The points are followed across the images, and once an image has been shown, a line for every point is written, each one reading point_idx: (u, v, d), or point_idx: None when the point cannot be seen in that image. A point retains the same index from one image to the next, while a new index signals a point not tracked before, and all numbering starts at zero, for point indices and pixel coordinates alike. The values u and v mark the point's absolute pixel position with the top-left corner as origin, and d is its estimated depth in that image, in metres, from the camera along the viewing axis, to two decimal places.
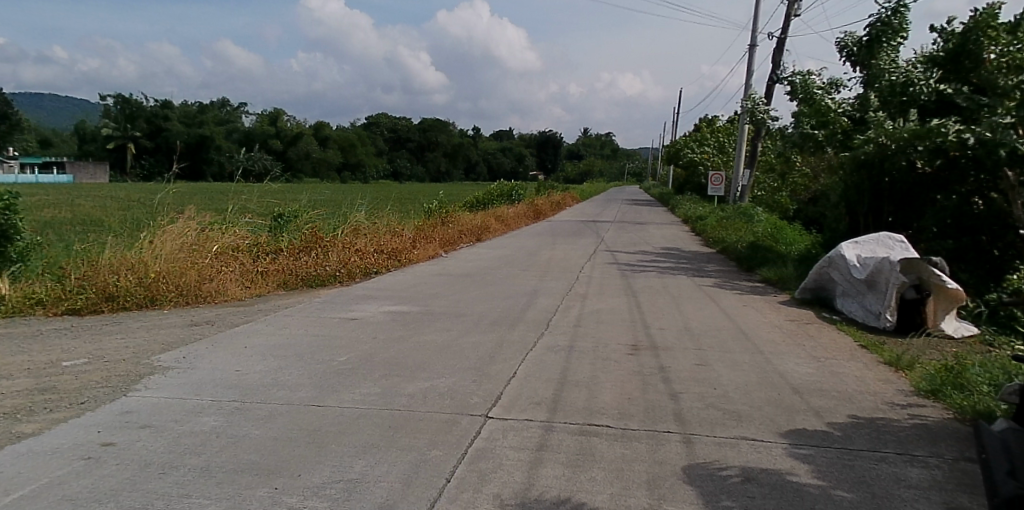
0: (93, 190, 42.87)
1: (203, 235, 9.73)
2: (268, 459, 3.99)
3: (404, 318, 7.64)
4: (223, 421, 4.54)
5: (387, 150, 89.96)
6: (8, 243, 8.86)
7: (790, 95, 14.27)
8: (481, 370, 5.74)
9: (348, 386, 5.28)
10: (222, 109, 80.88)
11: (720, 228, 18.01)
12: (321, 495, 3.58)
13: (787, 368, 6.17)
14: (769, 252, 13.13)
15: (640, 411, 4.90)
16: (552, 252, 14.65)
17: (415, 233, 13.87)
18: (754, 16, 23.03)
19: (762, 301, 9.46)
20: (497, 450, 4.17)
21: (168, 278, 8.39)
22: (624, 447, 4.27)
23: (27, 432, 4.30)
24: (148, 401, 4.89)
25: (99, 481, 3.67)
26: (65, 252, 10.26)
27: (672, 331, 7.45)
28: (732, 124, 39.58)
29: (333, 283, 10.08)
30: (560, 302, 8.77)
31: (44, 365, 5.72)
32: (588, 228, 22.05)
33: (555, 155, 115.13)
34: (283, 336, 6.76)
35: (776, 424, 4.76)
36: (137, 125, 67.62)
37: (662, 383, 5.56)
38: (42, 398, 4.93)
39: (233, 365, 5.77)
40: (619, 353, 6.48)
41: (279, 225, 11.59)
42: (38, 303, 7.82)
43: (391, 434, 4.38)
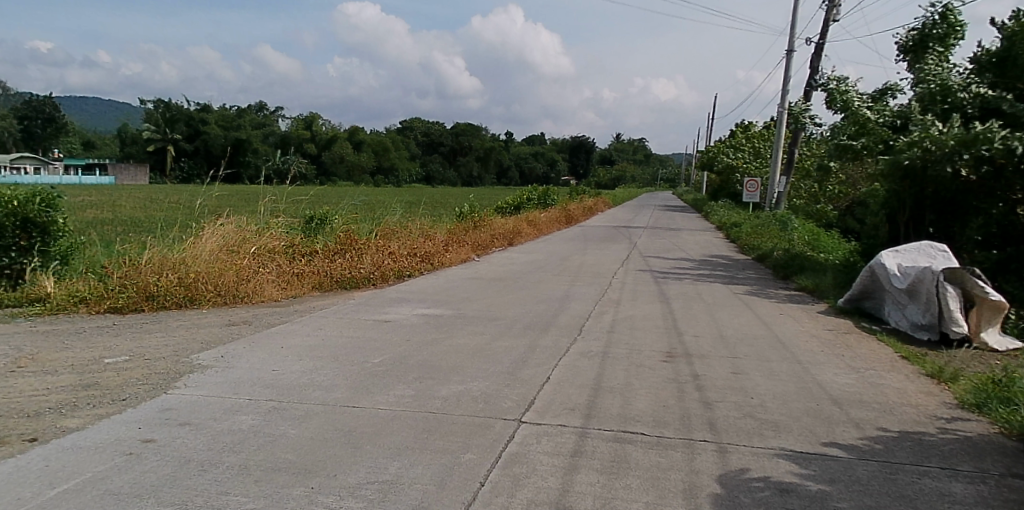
0: (134, 192, 43.86)
1: (242, 236, 9.92)
2: (305, 459, 4.03)
3: (437, 321, 7.68)
4: (261, 420, 4.59)
5: (420, 155, 90.65)
6: (51, 242, 9.10)
7: (828, 103, 14.07)
8: (514, 375, 5.73)
9: (383, 388, 5.31)
10: (260, 114, 82.39)
11: (755, 235, 17.79)
12: (357, 495, 3.59)
13: (826, 378, 6.05)
14: (807, 259, 12.92)
15: (675, 419, 4.84)
16: (584, 257, 14.59)
17: (448, 237, 13.93)
18: (792, 22, 22.73)
19: (799, 310, 9.30)
20: (530, 455, 4.15)
21: (207, 279, 8.53)
22: (659, 455, 4.22)
23: (71, 426, 4.40)
24: (188, 399, 4.97)
25: (141, 476, 3.74)
26: (107, 251, 10.52)
27: (706, 338, 7.37)
28: (768, 130, 39.05)
29: (367, 285, 10.15)
30: (593, 308, 8.73)
31: (88, 362, 5.85)
32: (620, 234, 21.93)
33: (587, 161, 114.72)
34: (319, 337, 6.84)
35: (815, 435, 4.66)
36: (178, 128, 69.12)
37: (697, 391, 5.49)
38: (85, 393, 5.03)
39: (270, 365, 5.83)
40: (654, 359, 6.43)
41: (314, 228, 11.74)
42: (81, 301, 8.01)
43: (426, 436, 4.39)
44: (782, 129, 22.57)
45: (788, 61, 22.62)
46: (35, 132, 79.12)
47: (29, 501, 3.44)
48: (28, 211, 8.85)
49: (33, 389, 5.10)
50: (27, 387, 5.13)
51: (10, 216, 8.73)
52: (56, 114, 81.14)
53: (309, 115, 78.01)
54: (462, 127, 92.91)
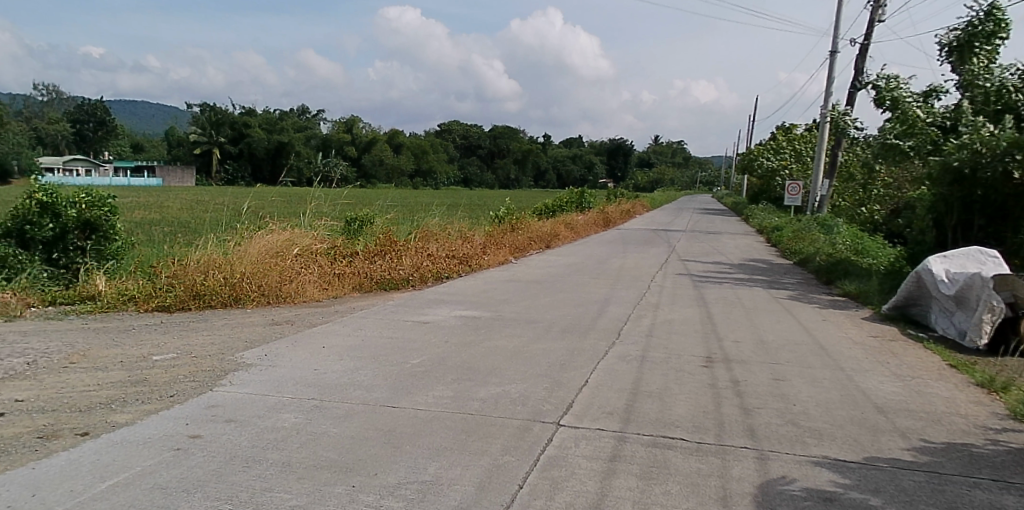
0: (179, 193, 44.93)
1: (285, 237, 10.11)
2: (346, 457, 4.09)
3: (475, 322, 7.73)
4: (303, 418, 4.68)
5: (458, 157, 91.30)
6: (105, 244, 9.42)
7: (877, 103, 13.70)
8: (552, 377, 5.73)
9: (422, 388, 5.37)
10: (302, 116, 83.75)
11: (797, 239, 17.49)
12: (397, 495, 3.64)
13: (870, 386, 5.92)
14: (851, 264, 12.65)
15: (715, 425, 4.79)
16: (623, 261, 14.49)
17: (485, 239, 13.99)
18: (836, 23, 22.30)
19: (843, 316, 9.11)
20: (569, 458, 4.15)
21: (251, 280, 8.71)
22: (699, 462, 4.18)
23: (121, 422, 4.54)
24: (233, 396, 5.09)
25: (188, 472, 3.84)
26: (156, 251, 10.83)
27: (747, 344, 7.27)
28: (811, 132, 38.34)
29: (406, 287, 10.24)
30: (631, 311, 8.68)
31: (137, 359, 6.03)
32: (659, 237, 21.73)
33: (625, 163, 113.96)
34: (359, 337, 6.94)
35: (859, 444, 4.57)
36: (222, 131, 70.64)
37: (737, 397, 5.42)
38: (135, 390, 5.19)
39: (311, 364, 5.94)
40: (693, 364, 6.37)
41: (355, 231, 11.90)
42: (131, 299, 8.25)
43: (464, 438, 4.42)
44: (826, 131, 22.16)
45: (832, 63, 22.19)
46: (87, 135, 82.04)
47: (82, 493, 3.56)
48: (84, 213, 9.20)
49: (86, 384, 5.28)
50: (79, 383, 5.31)
51: (68, 218, 9.09)
52: (107, 117, 83.89)
53: (349, 118, 79.16)
54: (500, 129, 93.89)
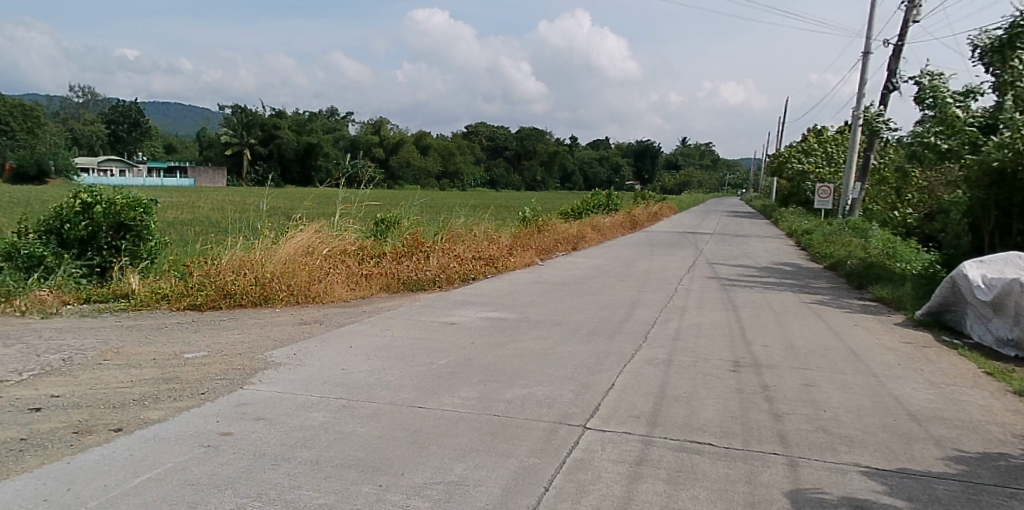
0: (210, 193, 45.69)
1: (314, 238, 10.20)
2: (373, 457, 4.11)
3: (501, 324, 7.73)
4: (332, 417, 4.72)
5: (485, 159, 91.53)
6: (139, 243, 9.60)
7: (917, 99, 13.31)
8: (578, 380, 5.71)
9: (448, 389, 5.39)
10: (330, 118, 84.64)
11: (828, 243, 17.24)
12: (424, 495, 3.65)
13: (903, 393, 5.81)
14: (882, 268, 12.43)
15: (744, 431, 4.73)
16: (650, 263, 14.39)
17: (512, 241, 13.99)
18: (868, 23, 21.96)
19: (874, 322, 8.95)
20: (595, 462, 4.13)
21: (281, 279, 8.81)
22: (727, 467, 4.13)
23: (153, 418, 4.62)
24: (262, 394, 5.15)
25: (219, 468, 3.89)
26: (187, 250, 11.00)
27: (776, 349, 7.17)
28: (842, 134, 37.81)
29: (433, 288, 10.29)
30: (658, 314, 8.62)
31: (169, 357, 6.13)
32: (686, 240, 21.55)
33: (652, 165, 113.34)
34: (386, 337, 6.98)
35: (892, 452, 4.48)
36: (253, 133, 71.62)
37: (766, 402, 5.35)
38: (167, 387, 5.28)
39: (339, 364, 5.98)
40: (721, 368, 6.30)
41: (382, 232, 11.98)
42: (164, 298, 8.39)
43: (491, 439, 4.42)
44: (857, 134, 21.82)
45: (865, 64, 21.86)
46: (121, 136, 83.82)
47: (115, 488, 3.63)
48: (120, 213, 9.42)
49: (119, 381, 5.39)
50: (113, 380, 5.41)
51: (105, 218, 9.31)
52: (141, 118, 85.57)
53: (377, 120, 79.78)
54: (527, 131, 93.99)
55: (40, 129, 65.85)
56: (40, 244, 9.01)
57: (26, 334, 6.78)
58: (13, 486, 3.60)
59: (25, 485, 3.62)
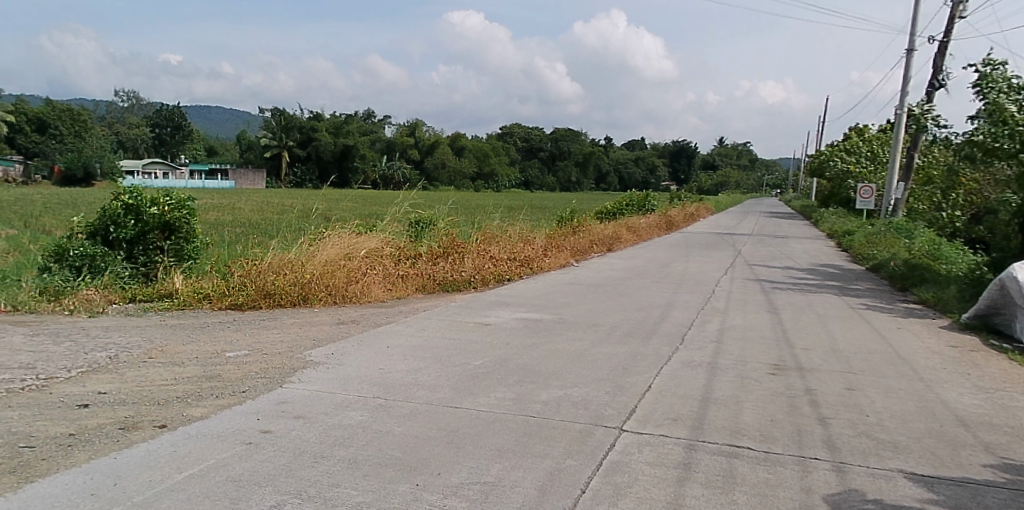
0: (250, 194, 46.56)
1: (352, 239, 10.33)
2: (409, 456, 4.14)
3: (537, 325, 7.73)
4: (369, 417, 4.77)
5: (520, 160, 91.62)
6: (183, 244, 9.81)
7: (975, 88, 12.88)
8: (615, 382, 5.67)
9: (484, 390, 5.40)
10: (366, 120, 85.61)
11: (870, 244, 16.86)
12: (460, 495, 3.67)
13: (951, 398, 5.65)
14: (928, 270, 12.10)
15: (785, 435, 4.65)
16: (686, 264, 14.24)
17: (547, 241, 13.97)
18: (913, 19, 21.44)
19: (919, 325, 8.72)
20: (632, 464, 4.10)
21: (319, 280, 8.94)
22: (767, 471, 4.06)
23: (197, 415, 4.72)
24: (302, 393, 5.23)
25: (260, 466, 3.95)
26: (228, 251, 11.22)
27: (818, 351, 7.04)
28: (886, 133, 36.96)
29: (468, 288, 10.34)
30: (696, 316, 8.52)
31: (211, 355, 6.26)
32: (724, 241, 21.27)
33: (689, 165, 112.07)
34: (423, 337, 7.03)
35: (939, 458, 4.36)
36: (291, 135, 72.74)
37: (809, 406, 5.25)
38: (209, 385, 5.39)
39: (376, 363, 6.05)
40: (760, 371, 6.20)
41: (418, 233, 12.08)
42: (206, 298, 8.57)
43: (526, 440, 4.42)
44: (901, 132, 21.31)
45: (909, 61, 21.34)
46: (165, 139, 85.96)
47: (159, 483, 3.72)
48: (165, 215, 9.68)
49: (164, 378, 5.52)
50: (158, 378, 5.54)
51: (150, 219, 9.57)
52: (183, 122, 87.58)
53: (412, 122, 80.47)
54: (561, 132, 93.86)
55: (87, 133, 67.87)
56: (89, 245, 9.29)
57: (75, 332, 6.98)
58: (63, 479, 3.71)
59: (75, 479, 3.73)
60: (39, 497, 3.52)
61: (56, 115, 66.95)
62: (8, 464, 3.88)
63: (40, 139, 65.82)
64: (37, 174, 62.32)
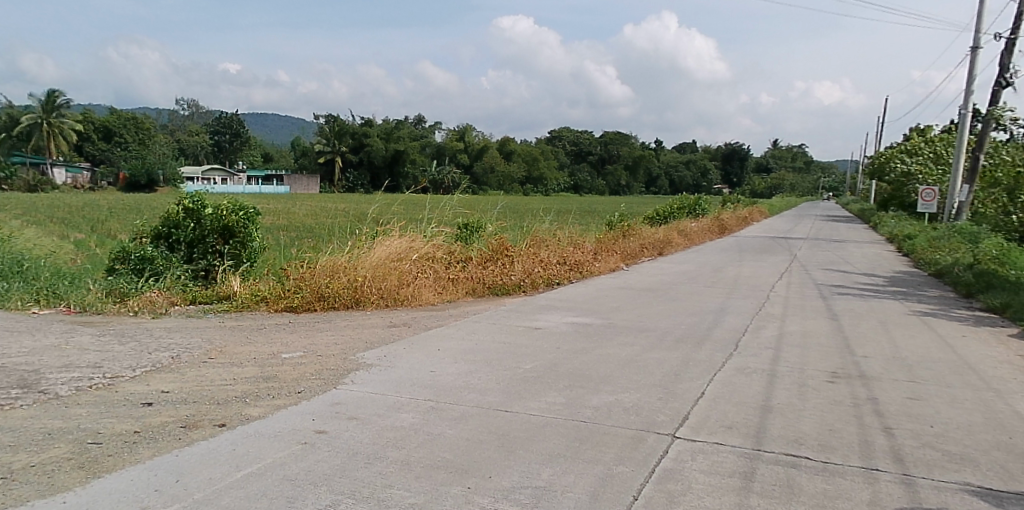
0: (304, 199, 47.73)
1: (403, 243, 10.47)
2: (461, 459, 4.17)
3: (587, 329, 7.70)
4: (421, 419, 4.81)
5: (568, 164, 91.43)
6: (240, 247, 10.10)
7: None
8: (667, 387, 5.60)
9: (535, 394, 5.40)
10: (417, 126, 86.68)
11: (933, 249, 16.25)
12: (510, 498, 3.67)
13: (1021, 409, 5.38)
14: (996, 276, 11.58)
15: (844, 445, 4.51)
16: (739, 269, 13.96)
17: (597, 245, 13.89)
18: (978, 16, 20.64)
19: (987, 333, 8.35)
20: (686, 472, 4.04)
21: (372, 283, 9.08)
22: (826, 482, 3.95)
23: (254, 415, 4.84)
24: (355, 394, 5.32)
25: (314, 465, 4.03)
26: (283, 255, 11.52)
27: (879, 359, 6.81)
28: (949, 134, 35.63)
29: (518, 292, 10.36)
30: (750, 322, 8.35)
31: (268, 356, 6.43)
32: (778, 245, 20.80)
33: (741, 168, 109.92)
34: (473, 341, 7.07)
35: (1008, 472, 4.16)
36: (344, 140, 73.21)
37: (870, 416, 5.08)
38: (267, 385, 5.52)
39: (428, 366, 6.10)
40: (818, 379, 6.03)
41: (468, 237, 12.17)
42: (262, 300, 8.79)
43: (577, 446, 4.39)
44: (966, 133, 20.50)
45: (974, 59, 20.53)
46: (224, 146, 88.72)
47: (219, 480, 3.83)
48: (225, 220, 9.98)
49: (223, 378, 5.68)
50: (217, 378, 5.71)
51: (208, 224, 9.87)
52: (241, 129, 90.19)
53: (461, 127, 81.11)
54: (611, 135, 93.48)
55: (151, 140, 70.49)
56: (151, 248, 9.65)
57: (139, 333, 7.24)
58: (128, 476, 3.85)
59: (139, 476, 3.87)
60: (106, 492, 3.66)
61: (121, 123, 69.71)
62: (78, 459, 4.05)
63: (107, 147, 68.73)
64: (104, 180, 64.91)
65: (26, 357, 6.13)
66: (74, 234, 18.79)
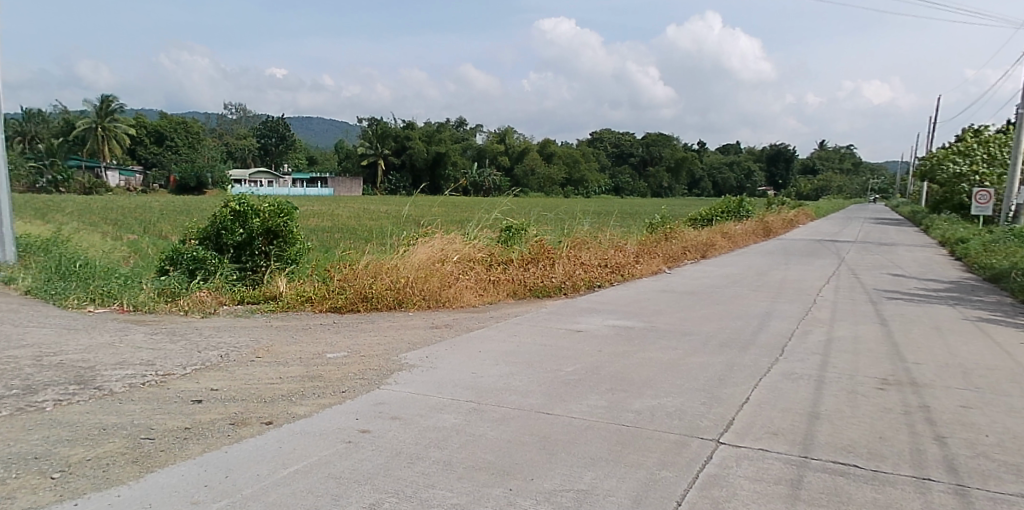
0: (347, 201, 48.47)
1: (445, 245, 10.55)
2: (502, 460, 4.18)
3: (629, 332, 7.63)
4: (463, 420, 4.84)
5: (609, 166, 90.95)
6: (287, 249, 10.32)
7: None
8: (710, 392, 5.52)
9: (576, 396, 5.38)
10: (458, 129, 87.21)
11: (989, 253, 15.68)
12: (552, 501, 3.67)
13: None
14: None
15: (895, 454, 4.38)
16: (785, 272, 13.70)
17: (638, 248, 13.78)
18: None
19: None
20: (731, 478, 3.98)
21: (414, 285, 9.17)
22: (876, 492, 3.85)
23: (300, 413, 4.93)
24: (398, 394, 5.37)
25: (358, 464, 4.08)
26: (328, 256, 11.72)
27: (931, 366, 6.60)
28: (1006, 134, 34.39)
29: (559, 294, 10.35)
30: (797, 326, 8.18)
31: (313, 356, 6.54)
32: (825, 248, 20.34)
33: (787, 170, 107.74)
34: (514, 343, 7.08)
35: None
36: (387, 143, 74.27)
37: (923, 424, 4.93)
38: (312, 384, 5.62)
39: (469, 367, 6.13)
40: (867, 385, 5.88)
41: (508, 239, 12.21)
42: (307, 300, 8.94)
43: (620, 449, 4.36)
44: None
45: None
46: (271, 149, 90.61)
47: (267, 477, 3.90)
48: (272, 222, 10.21)
49: (270, 377, 5.79)
50: (264, 376, 5.84)
51: (255, 226, 10.10)
52: (287, 133, 91.99)
53: (502, 129, 81.31)
54: (653, 136, 92.78)
55: (200, 144, 72.35)
56: (201, 249, 9.92)
57: (189, 332, 7.45)
58: (179, 471, 3.96)
59: (190, 471, 3.97)
60: (159, 486, 3.77)
61: (172, 127, 71.67)
62: (132, 454, 4.18)
63: (159, 150, 70.76)
64: (155, 183, 66.85)
65: (83, 354, 6.34)
66: (128, 235, 19.41)
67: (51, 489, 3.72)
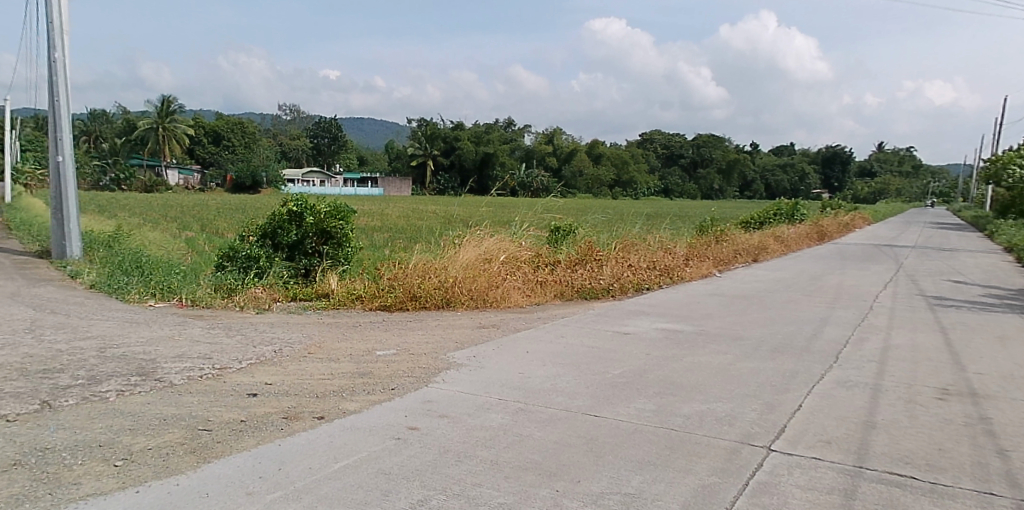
0: (395, 201, 48.99)
1: (493, 245, 10.61)
2: (550, 461, 4.18)
3: (678, 336, 7.54)
4: (510, 420, 4.86)
5: (658, 167, 89.90)
6: (339, 248, 10.52)
7: None
8: (762, 399, 5.42)
9: (624, 399, 5.34)
10: (506, 129, 87.39)
11: None
12: (599, 504, 3.65)
13: None
14: None
15: (955, 466, 4.23)
16: (839, 277, 13.33)
17: (688, 251, 13.60)
18: None
19: None
20: (782, 486, 3.90)
21: (462, 284, 9.25)
22: (934, 504, 3.72)
23: (351, 409, 5.02)
24: (446, 393, 5.42)
25: (407, 460, 4.14)
26: (378, 254, 11.90)
27: (994, 377, 6.34)
28: None
29: (607, 296, 10.30)
30: (852, 333, 7.96)
31: (363, 353, 6.65)
32: (882, 253, 19.72)
33: (843, 172, 104.77)
34: (561, 344, 7.06)
35: None
36: (436, 144, 74.92)
37: (985, 436, 4.75)
38: (361, 381, 5.72)
39: (516, 368, 6.15)
40: (925, 395, 5.68)
41: (556, 239, 12.21)
42: (358, 298, 9.09)
43: (668, 454, 4.32)
44: None
45: None
46: (323, 149, 92.34)
47: (318, 471, 3.98)
48: (324, 221, 10.42)
49: (321, 373, 5.92)
50: (316, 372, 5.96)
51: (309, 225, 10.32)
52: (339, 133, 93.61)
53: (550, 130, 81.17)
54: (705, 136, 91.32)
55: (255, 144, 74.19)
56: (257, 247, 10.18)
57: (244, 327, 7.65)
58: (235, 462, 4.09)
59: (245, 463, 4.08)
60: (215, 477, 3.89)
61: (228, 127, 73.60)
62: (189, 445, 4.32)
63: (216, 150, 72.78)
64: (212, 181, 68.77)
65: (144, 347, 6.58)
66: (186, 232, 19.97)
67: (115, 476, 3.88)
